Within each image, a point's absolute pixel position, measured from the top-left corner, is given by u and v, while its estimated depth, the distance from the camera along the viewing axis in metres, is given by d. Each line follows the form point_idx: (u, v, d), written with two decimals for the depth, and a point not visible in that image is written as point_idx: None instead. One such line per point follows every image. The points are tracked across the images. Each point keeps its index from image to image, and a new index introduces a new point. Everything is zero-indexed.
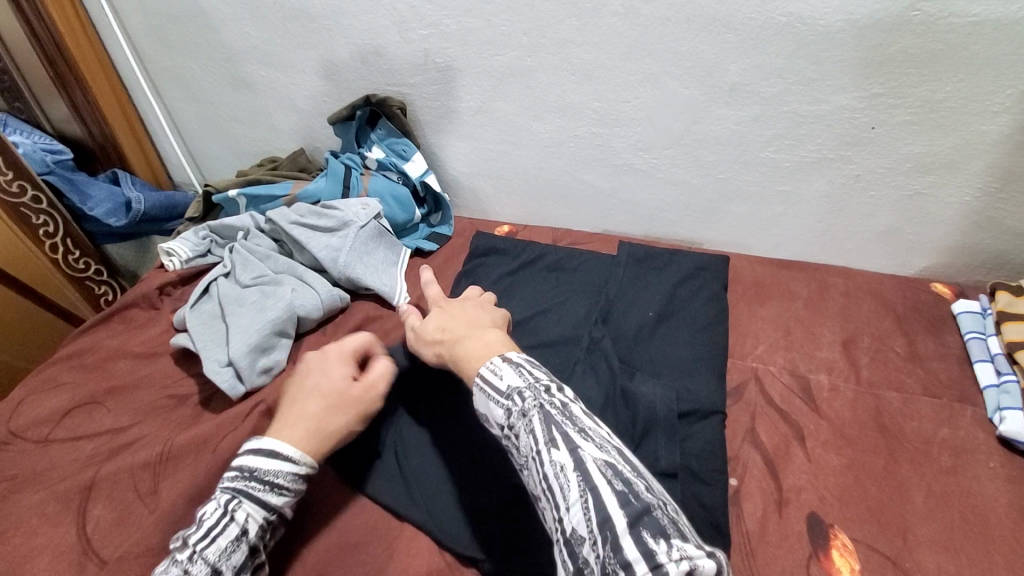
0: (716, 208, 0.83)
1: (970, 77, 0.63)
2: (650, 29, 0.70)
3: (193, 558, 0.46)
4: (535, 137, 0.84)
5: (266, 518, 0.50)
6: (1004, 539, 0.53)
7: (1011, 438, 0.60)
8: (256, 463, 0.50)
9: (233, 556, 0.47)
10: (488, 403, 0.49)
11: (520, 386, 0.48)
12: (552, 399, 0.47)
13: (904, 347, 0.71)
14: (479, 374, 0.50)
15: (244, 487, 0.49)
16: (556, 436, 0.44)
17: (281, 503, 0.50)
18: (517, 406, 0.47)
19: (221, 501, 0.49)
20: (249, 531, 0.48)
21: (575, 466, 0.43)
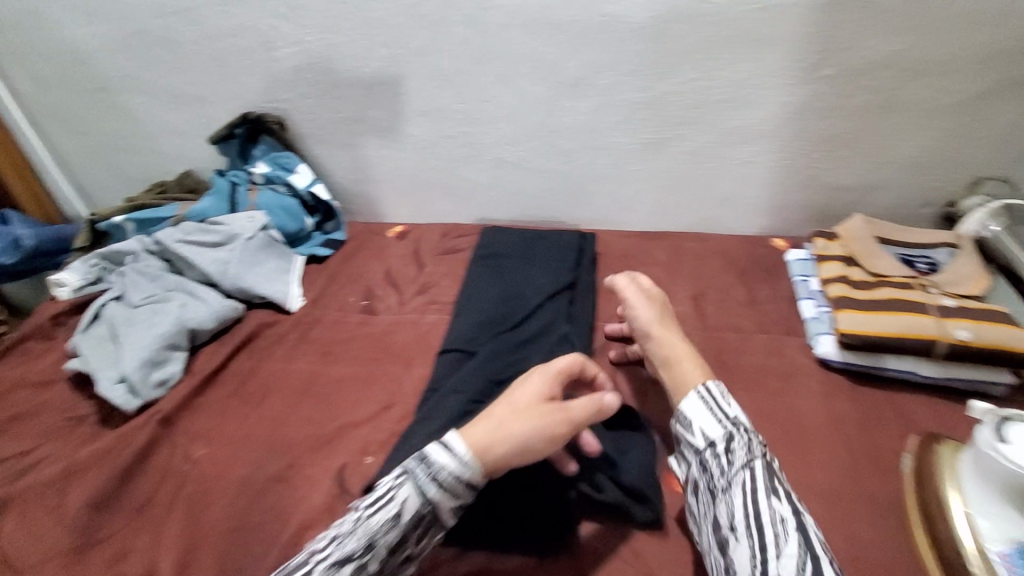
0: (583, 191, 0.92)
1: (762, 56, 0.75)
2: (492, 35, 0.77)
3: (358, 523, 0.45)
4: (412, 141, 0.90)
5: (421, 509, 0.45)
6: (817, 442, 0.62)
7: (825, 357, 0.69)
8: (434, 448, 0.46)
9: (386, 535, 0.45)
10: (706, 417, 0.51)
11: (746, 423, 0.51)
12: (765, 451, 0.49)
13: (743, 295, 0.81)
14: (702, 390, 0.52)
15: (415, 468, 0.46)
16: (779, 486, 0.46)
17: (441, 500, 0.45)
18: (752, 443, 0.49)
19: (394, 475, 0.47)
20: (405, 516, 0.45)
21: (797, 526, 0.44)
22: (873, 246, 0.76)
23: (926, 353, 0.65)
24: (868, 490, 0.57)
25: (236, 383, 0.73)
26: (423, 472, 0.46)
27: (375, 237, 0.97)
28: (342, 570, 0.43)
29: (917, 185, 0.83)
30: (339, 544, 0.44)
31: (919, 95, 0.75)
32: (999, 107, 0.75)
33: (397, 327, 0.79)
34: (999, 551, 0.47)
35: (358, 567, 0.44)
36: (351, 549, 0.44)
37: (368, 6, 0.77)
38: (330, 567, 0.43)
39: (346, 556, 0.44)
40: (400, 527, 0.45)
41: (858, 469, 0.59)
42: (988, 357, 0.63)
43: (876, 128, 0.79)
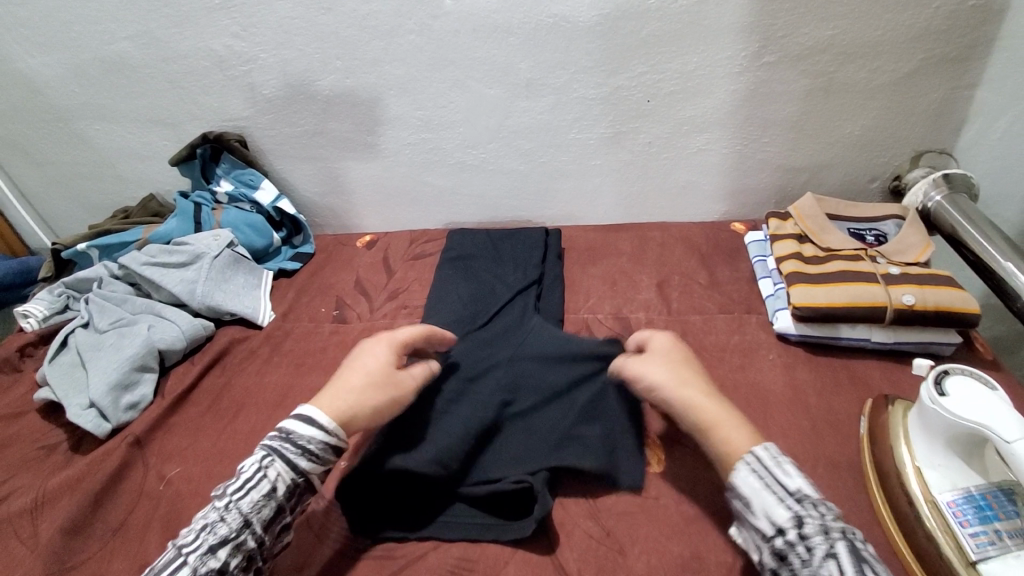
0: (546, 189, 0.94)
1: (704, 48, 0.77)
2: (445, 42, 0.79)
3: (228, 506, 0.48)
4: (373, 150, 0.91)
5: (294, 481, 0.51)
6: (779, 413, 0.65)
7: (783, 332, 0.72)
8: (293, 426, 0.52)
9: (261, 510, 0.48)
10: (767, 498, 0.46)
11: (812, 496, 0.45)
12: (848, 531, 0.43)
13: (704, 278, 0.84)
14: (758, 459, 0.48)
15: (280, 445, 0.51)
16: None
17: (310, 468, 0.51)
18: (821, 521, 0.44)
19: (258, 457, 0.51)
20: (279, 489, 0.50)
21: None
22: (824, 222, 0.79)
23: (876, 320, 0.68)
24: (827, 452, 0.60)
25: (209, 400, 0.73)
26: (290, 449, 0.51)
27: (344, 247, 0.97)
28: (219, 552, 0.46)
29: (863, 162, 0.87)
30: (212, 531, 0.47)
31: (857, 76, 0.78)
32: (933, 82, 0.78)
33: (369, 333, 0.80)
34: (948, 499, 0.51)
35: (234, 547, 0.47)
36: (226, 532, 0.46)
37: (320, 20, 0.78)
38: (206, 552, 0.45)
39: (222, 537, 0.46)
40: (275, 501, 0.49)
41: (818, 434, 0.62)
42: (933, 318, 0.66)
43: (819, 110, 0.82)
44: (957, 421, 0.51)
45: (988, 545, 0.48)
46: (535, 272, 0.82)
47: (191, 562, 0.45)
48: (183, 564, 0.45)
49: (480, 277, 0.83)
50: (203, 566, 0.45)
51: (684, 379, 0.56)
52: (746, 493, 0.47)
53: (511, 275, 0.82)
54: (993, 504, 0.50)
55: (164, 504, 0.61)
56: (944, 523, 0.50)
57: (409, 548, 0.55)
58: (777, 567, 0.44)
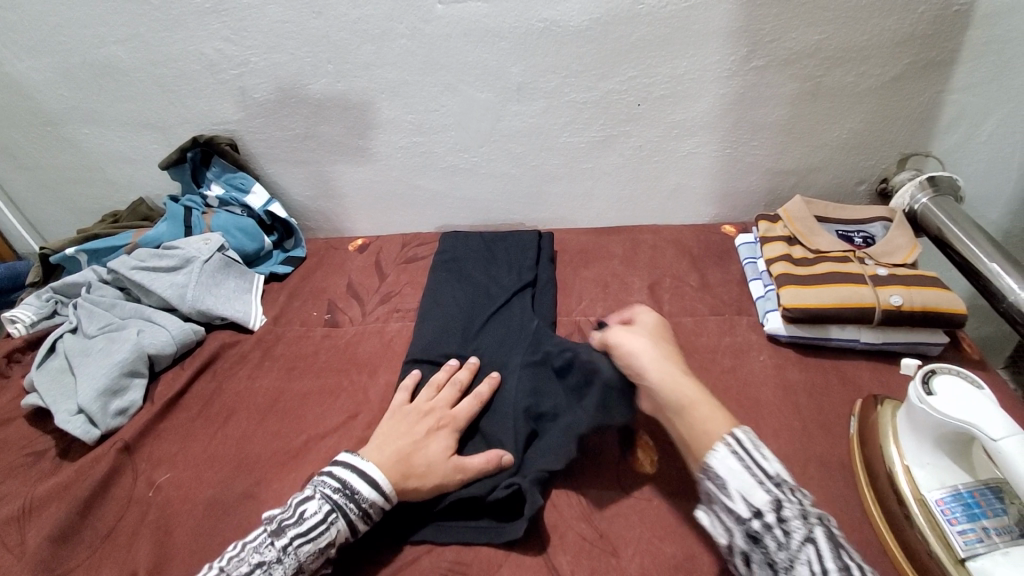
0: (538, 192, 0.94)
1: (693, 52, 0.78)
2: (436, 46, 0.79)
3: (286, 550, 0.50)
4: (365, 154, 0.91)
5: (347, 538, 0.53)
6: (771, 414, 0.65)
7: (774, 333, 0.72)
8: (360, 485, 0.54)
9: (312, 561, 0.51)
10: (745, 481, 0.47)
11: (788, 482, 0.47)
12: (823, 516, 0.45)
13: (696, 280, 0.84)
14: (737, 442, 0.49)
15: (345, 504, 0.53)
16: (849, 562, 0.42)
17: (363, 528, 0.53)
18: (800, 506, 0.45)
19: (323, 508, 0.52)
20: (334, 545, 0.52)
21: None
22: (813, 225, 0.80)
23: (865, 321, 0.68)
24: (818, 453, 0.61)
25: (199, 405, 0.72)
26: (354, 508, 0.53)
27: (336, 251, 0.97)
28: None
29: (851, 165, 0.88)
30: (267, 571, 0.49)
31: (843, 81, 0.79)
32: (918, 86, 0.79)
33: (361, 337, 0.79)
34: (937, 497, 0.52)
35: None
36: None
37: (312, 24, 0.78)
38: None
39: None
40: (326, 555, 0.51)
41: (809, 434, 0.63)
42: (920, 319, 0.67)
43: (807, 113, 0.83)
44: (944, 421, 0.51)
45: (976, 542, 0.48)
46: (527, 275, 0.82)
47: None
48: None
49: (474, 281, 0.83)
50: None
51: (659, 362, 0.58)
52: (724, 474, 0.48)
53: (503, 277, 0.82)
54: (981, 501, 0.51)
55: (153, 511, 0.61)
56: (932, 521, 0.51)
57: (401, 552, 0.55)
58: (749, 549, 0.45)
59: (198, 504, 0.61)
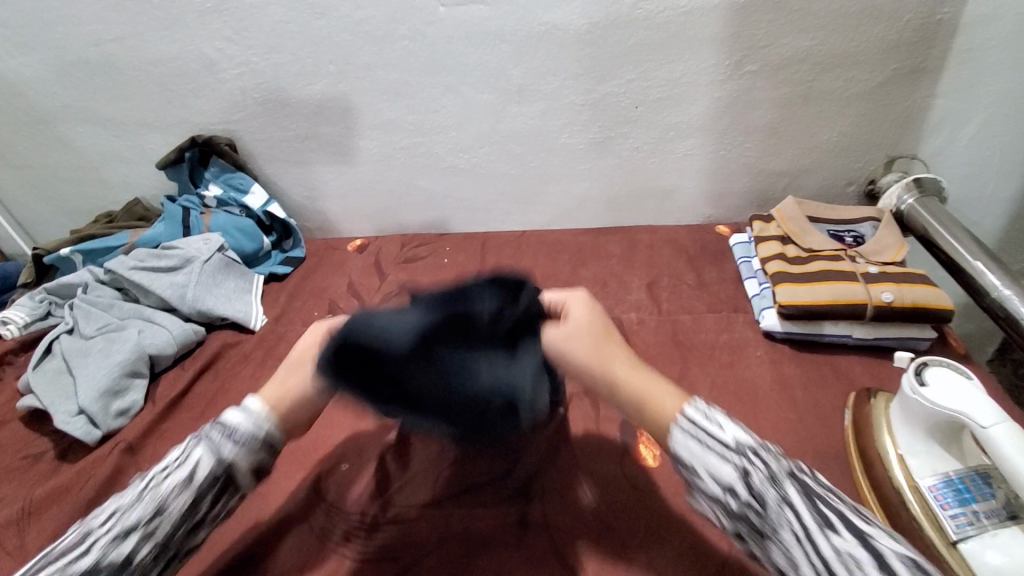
0: (537, 193, 0.95)
1: (689, 57, 0.80)
2: (438, 48, 0.80)
3: (147, 490, 0.47)
4: (364, 154, 0.91)
5: (216, 474, 0.48)
6: (770, 407, 0.67)
7: (770, 330, 0.75)
8: (228, 415, 0.50)
9: (176, 498, 0.46)
10: (707, 456, 0.45)
11: (749, 444, 0.45)
12: (795, 472, 0.45)
13: (693, 279, 0.86)
14: (688, 416, 0.47)
15: (206, 432, 0.49)
16: (832, 517, 0.42)
17: (239, 466, 0.49)
18: (762, 471, 0.44)
19: (189, 445, 0.49)
20: (195, 476, 0.47)
21: (872, 558, 0.39)
22: (806, 225, 0.82)
23: (857, 317, 0.71)
24: (815, 443, 0.63)
25: (202, 406, 0.72)
26: (218, 437, 0.49)
27: (335, 251, 0.97)
28: (126, 538, 0.44)
29: (840, 168, 0.90)
30: (123, 515, 0.46)
31: (833, 85, 0.82)
32: (905, 91, 0.82)
33: None
34: (929, 483, 0.54)
35: (142, 535, 0.45)
36: (137, 517, 0.45)
37: (314, 24, 0.79)
38: (115, 539, 0.44)
39: (132, 524, 0.45)
40: (190, 491, 0.47)
41: (805, 427, 0.64)
42: (910, 315, 0.70)
43: (799, 116, 0.85)
44: (936, 411, 0.53)
45: (967, 525, 0.51)
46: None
47: (100, 549, 0.44)
48: (88, 546, 0.44)
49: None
50: (110, 552, 0.44)
51: (602, 357, 0.50)
52: (683, 451, 0.46)
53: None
54: (971, 487, 0.53)
55: None
56: (925, 507, 0.53)
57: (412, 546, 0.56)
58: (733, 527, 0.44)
59: None
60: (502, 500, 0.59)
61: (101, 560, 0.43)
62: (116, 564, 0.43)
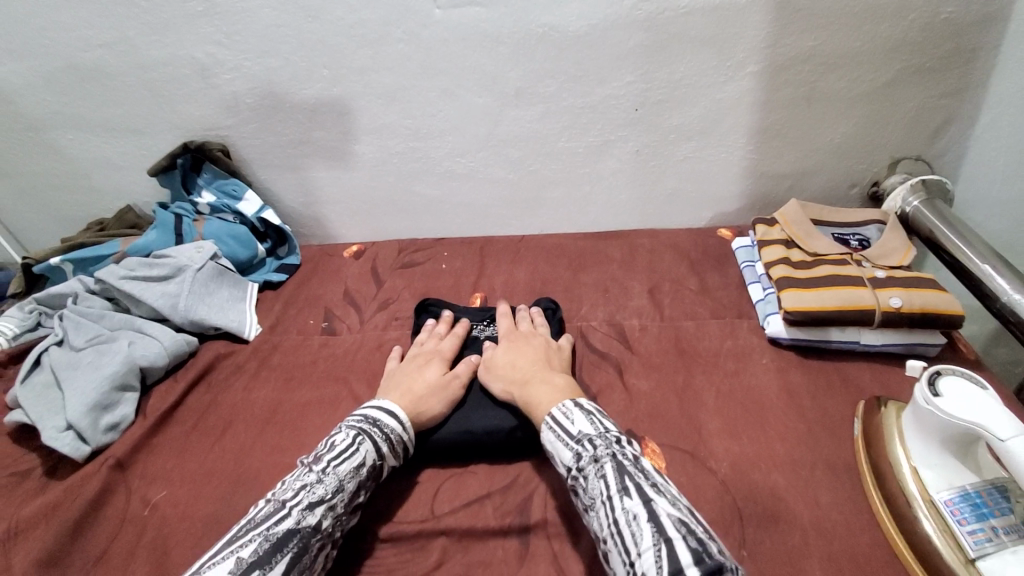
0: (537, 197, 0.93)
1: (689, 58, 0.78)
2: (434, 51, 0.78)
3: (326, 471, 0.52)
4: (360, 159, 0.89)
5: (375, 462, 0.56)
6: (778, 417, 0.65)
7: (775, 336, 0.73)
8: (379, 416, 0.59)
9: (350, 482, 0.53)
10: (558, 444, 0.53)
11: (590, 434, 0.52)
12: (623, 451, 0.51)
13: (695, 284, 0.85)
14: (551, 416, 0.56)
15: (370, 429, 0.57)
16: (629, 485, 0.48)
17: (388, 455, 0.57)
18: (589, 452, 0.51)
19: (350, 434, 0.56)
20: (366, 465, 0.54)
21: (648, 515, 0.45)
22: (811, 228, 0.81)
23: (864, 323, 0.69)
24: (826, 454, 0.61)
25: (194, 419, 0.70)
26: (377, 433, 0.57)
27: (331, 257, 0.96)
28: (316, 510, 0.49)
29: (845, 169, 0.89)
30: (310, 491, 0.50)
31: (837, 86, 0.80)
32: (909, 92, 0.81)
33: (359, 345, 0.78)
34: (945, 498, 0.52)
35: (328, 508, 0.50)
36: (323, 492, 0.50)
37: (306, 27, 0.77)
38: (306, 508, 0.49)
39: (320, 498, 0.50)
40: (361, 475, 0.54)
41: (814, 438, 0.63)
42: (919, 321, 0.68)
43: (802, 118, 0.83)
44: (950, 423, 0.51)
45: (985, 542, 0.49)
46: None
47: (294, 515, 0.49)
48: (287, 516, 0.48)
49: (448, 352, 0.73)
50: (304, 519, 0.48)
51: (509, 374, 0.64)
52: (549, 448, 0.54)
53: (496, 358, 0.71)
54: (988, 501, 0.51)
55: (150, 529, 0.59)
56: (941, 521, 0.51)
57: (409, 567, 0.54)
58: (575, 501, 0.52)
59: (197, 525, 0.59)
60: (503, 516, 0.58)
61: (297, 525, 0.48)
62: (308, 532, 0.48)
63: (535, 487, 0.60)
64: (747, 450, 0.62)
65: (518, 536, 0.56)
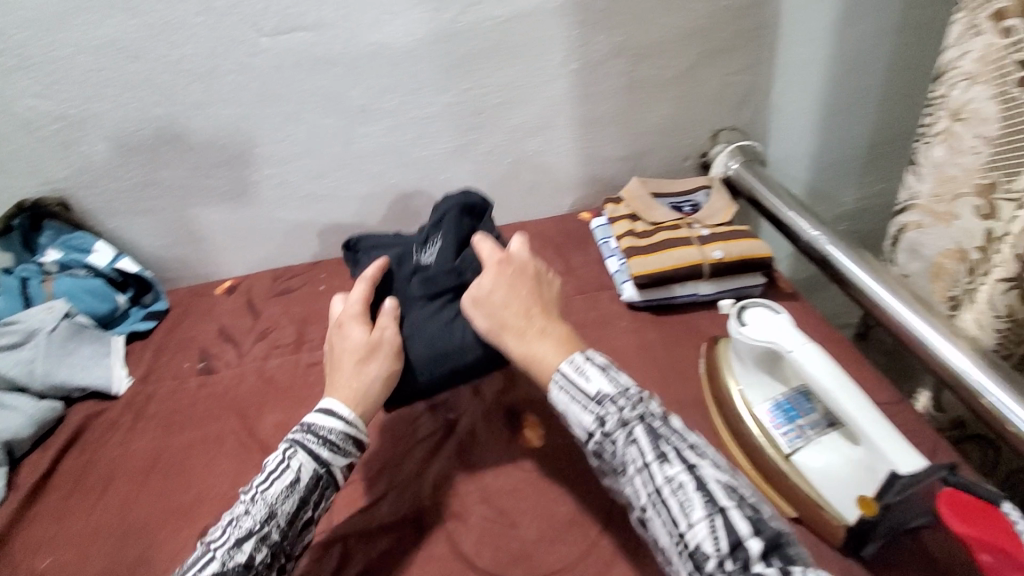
0: (404, 207, 0.96)
1: (516, 62, 0.85)
2: (269, 78, 0.79)
3: (253, 499, 0.51)
4: (215, 193, 0.88)
5: (315, 471, 0.53)
6: (636, 370, 0.73)
7: (630, 300, 0.81)
8: (315, 419, 0.55)
9: (284, 503, 0.51)
10: (574, 408, 0.50)
11: (610, 393, 0.49)
12: (650, 411, 0.49)
13: (561, 266, 0.92)
14: (561, 372, 0.51)
15: (302, 438, 0.54)
16: (667, 451, 0.46)
17: (331, 458, 0.54)
18: (614, 416, 0.48)
19: (281, 449, 0.54)
20: (301, 480, 0.52)
21: (695, 483, 0.44)
22: (650, 200, 0.90)
23: (698, 276, 0.79)
24: (677, 394, 0.70)
25: (72, 482, 0.68)
26: (310, 439, 0.54)
27: (202, 297, 0.93)
28: (244, 545, 0.48)
29: (675, 145, 0.99)
30: (238, 525, 0.49)
31: (650, 73, 0.90)
32: (711, 72, 0.92)
33: (239, 379, 0.77)
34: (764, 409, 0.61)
35: (260, 537, 0.49)
36: (251, 525, 0.49)
37: (131, 68, 0.76)
38: (233, 546, 0.48)
39: (248, 531, 0.49)
40: (299, 491, 0.52)
41: (668, 383, 0.71)
42: (741, 266, 0.79)
43: (628, 104, 0.93)
44: (755, 346, 0.61)
45: (796, 438, 0.58)
46: (469, 270, 0.64)
47: (220, 556, 0.48)
48: (212, 558, 0.48)
49: (393, 280, 0.65)
50: (230, 559, 0.48)
51: (499, 317, 0.55)
52: (560, 407, 0.51)
53: (440, 279, 0.62)
54: (795, 405, 0.61)
55: None
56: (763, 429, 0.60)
57: None
58: (597, 462, 0.50)
59: None
60: (397, 509, 0.61)
61: (223, 567, 0.47)
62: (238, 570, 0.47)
63: (426, 476, 0.63)
64: None
65: (412, 525, 0.59)
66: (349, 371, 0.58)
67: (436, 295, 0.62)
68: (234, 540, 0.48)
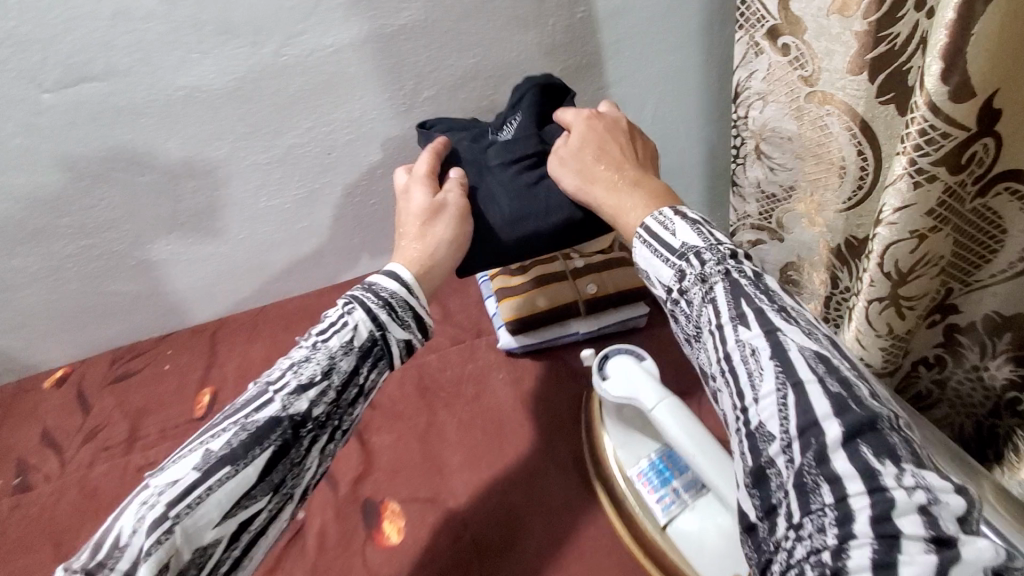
0: (262, 262, 0.87)
1: (358, 95, 0.76)
2: (62, 137, 0.68)
3: (314, 346, 0.53)
4: (27, 273, 0.77)
5: (371, 331, 0.54)
6: (514, 428, 0.66)
7: (507, 347, 0.73)
8: (378, 281, 0.57)
9: (343, 360, 0.53)
10: (658, 262, 0.49)
11: (697, 246, 0.47)
12: (738, 267, 0.45)
13: (437, 311, 0.83)
14: (647, 228, 0.51)
15: (362, 296, 0.55)
16: (745, 312, 0.42)
17: (392, 327, 0.55)
18: (695, 270, 0.46)
19: (340, 305, 0.55)
20: (357, 338, 0.54)
21: (769, 348, 0.40)
22: None
23: (573, 314, 0.73)
24: (557, 453, 0.63)
25: None
26: (372, 298, 0.56)
27: (28, 393, 0.84)
28: (305, 393, 0.51)
29: None
30: (297, 372, 0.51)
31: None
32: (580, 87, 0.85)
33: (57, 496, 0.70)
34: (637, 471, 0.57)
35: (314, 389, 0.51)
36: (310, 375, 0.51)
37: None
38: (293, 394, 0.50)
39: (308, 380, 0.51)
40: (355, 349, 0.53)
41: (547, 441, 0.64)
42: (617, 299, 0.73)
43: None
44: (615, 402, 0.57)
45: (670, 505, 0.54)
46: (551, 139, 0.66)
47: (281, 399, 0.50)
48: (272, 400, 0.50)
49: (473, 151, 0.67)
50: (292, 401, 0.50)
51: (590, 173, 0.59)
52: (643, 266, 0.50)
53: (521, 142, 0.65)
54: (669, 464, 0.56)
55: None
56: (637, 497, 0.56)
57: None
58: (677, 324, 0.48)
59: None
60: None
61: (280, 414, 0.49)
62: (295, 418, 0.50)
63: None
64: (484, 475, 0.62)
65: None
66: (413, 235, 0.61)
67: (516, 160, 0.65)
68: (296, 388, 0.50)
